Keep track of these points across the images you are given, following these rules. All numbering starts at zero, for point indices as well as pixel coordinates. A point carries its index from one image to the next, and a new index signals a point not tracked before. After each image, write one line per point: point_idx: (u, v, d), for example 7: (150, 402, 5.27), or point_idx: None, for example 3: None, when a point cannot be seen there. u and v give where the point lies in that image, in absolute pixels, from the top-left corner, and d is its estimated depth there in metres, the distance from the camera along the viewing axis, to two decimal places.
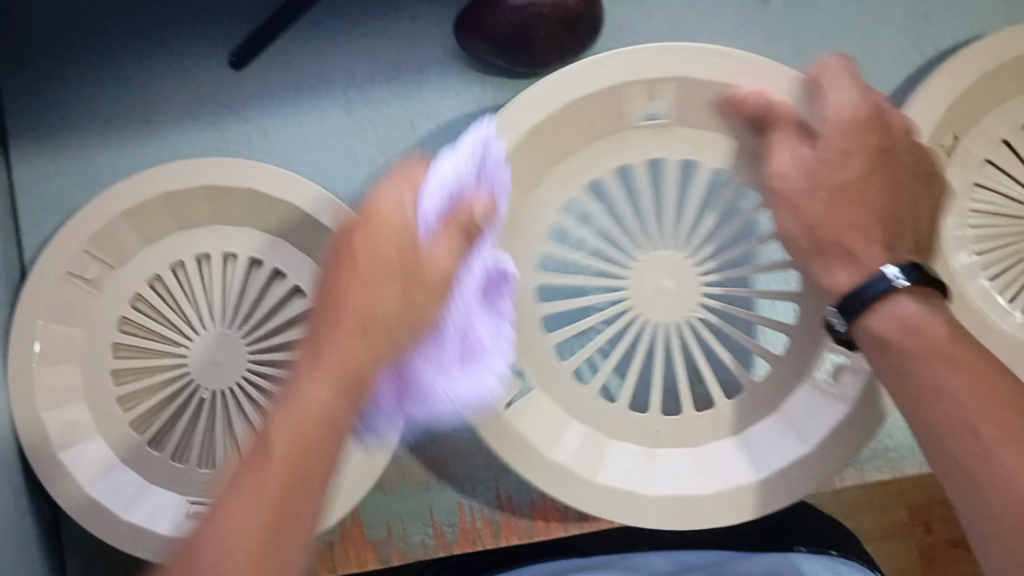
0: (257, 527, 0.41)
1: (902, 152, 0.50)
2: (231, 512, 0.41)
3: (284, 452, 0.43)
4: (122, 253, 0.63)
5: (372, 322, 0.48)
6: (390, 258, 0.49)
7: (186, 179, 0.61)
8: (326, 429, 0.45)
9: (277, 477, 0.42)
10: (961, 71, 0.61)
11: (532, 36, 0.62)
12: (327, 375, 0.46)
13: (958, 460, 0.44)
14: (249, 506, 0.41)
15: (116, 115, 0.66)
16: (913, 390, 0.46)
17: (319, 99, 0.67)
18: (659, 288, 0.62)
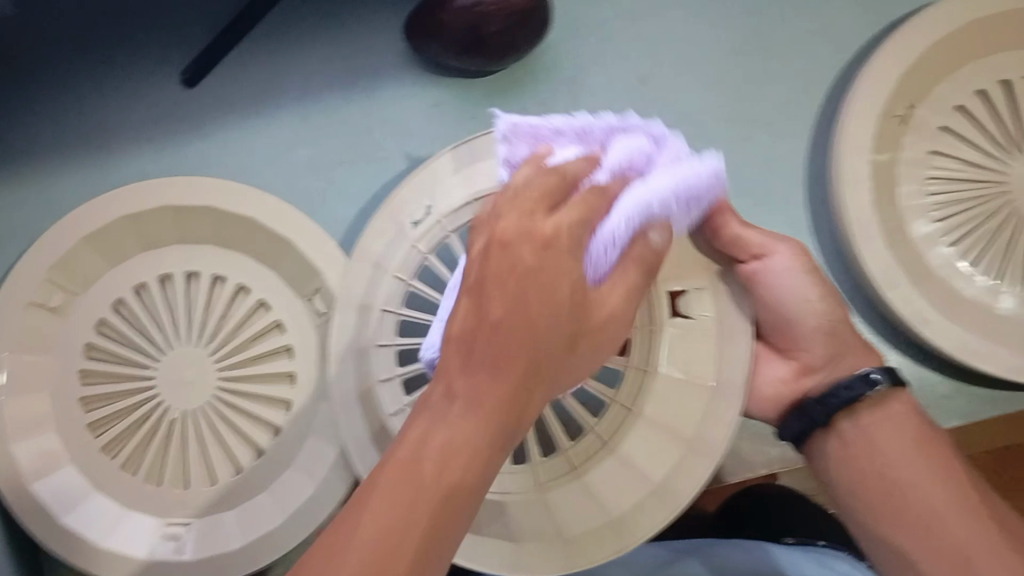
0: (447, 468, 0.33)
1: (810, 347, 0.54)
2: (455, 396, 0.35)
3: (491, 368, 0.35)
4: (85, 278, 0.63)
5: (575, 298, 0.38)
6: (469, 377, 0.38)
7: (142, 200, 0.62)
8: (504, 437, 0.35)
9: (482, 396, 0.35)
10: (910, 40, 0.61)
11: (482, 34, 0.61)
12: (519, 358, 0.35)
13: (889, 511, 0.49)
14: (455, 423, 0.34)
15: (69, 141, 0.65)
16: (858, 467, 0.50)
17: (275, 112, 0.67)
18: None
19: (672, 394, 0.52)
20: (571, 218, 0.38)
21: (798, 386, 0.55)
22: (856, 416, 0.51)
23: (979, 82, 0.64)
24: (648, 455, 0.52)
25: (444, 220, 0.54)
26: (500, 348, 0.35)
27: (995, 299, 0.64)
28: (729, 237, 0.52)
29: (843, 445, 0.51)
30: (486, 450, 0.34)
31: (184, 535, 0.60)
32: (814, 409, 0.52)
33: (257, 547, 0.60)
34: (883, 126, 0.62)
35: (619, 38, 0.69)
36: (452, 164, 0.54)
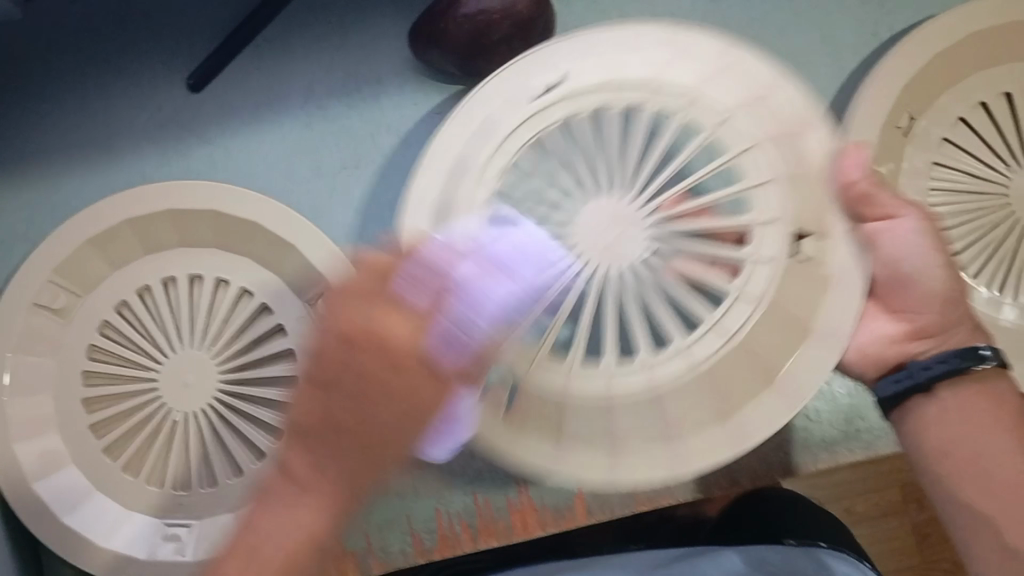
0: (292, 544, 0.47)
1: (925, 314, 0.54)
2: (305, 469, 0.48)
3: (318, 431, 0.47)
4: (87, 281, 0.64)
5: (383, 419, 0.47)
6: (374, 403, 0.47)
7: (147, 203, 0.62)
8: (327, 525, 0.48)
9: (310, 473, 0.48)
10: (914, 51, 0.61)
11: (486, 42, 0.62)
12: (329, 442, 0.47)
13: (983, 483, 0.51)
14: (303, 511, 0.48)
15: (74, 143, 0.66)
16: (954, 440, 0.52)
17: (279, 117, 0.67)
18: (624, 234, 0.52)
19: (770, 325, 0.53)
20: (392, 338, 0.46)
21: (902, 349, 0.55)
22: (955, 388, 0.53)
23: (980, 94, 0.64)
24: (723, 372, 0.54)
25: (568, 100, 0.53)
26: (356, 424, 0.47)
27: (998, 311, 0.63)
28: (865, 197, 0.52)
29: (939, 415, 0.53)
30: (314, 536, 0.48)
31: (184, 536, 0.61)
32: (917, 372, 0.53)
33: None
34: (887, 136, 0.62)
35: None
36: (581, 47, 0.53)
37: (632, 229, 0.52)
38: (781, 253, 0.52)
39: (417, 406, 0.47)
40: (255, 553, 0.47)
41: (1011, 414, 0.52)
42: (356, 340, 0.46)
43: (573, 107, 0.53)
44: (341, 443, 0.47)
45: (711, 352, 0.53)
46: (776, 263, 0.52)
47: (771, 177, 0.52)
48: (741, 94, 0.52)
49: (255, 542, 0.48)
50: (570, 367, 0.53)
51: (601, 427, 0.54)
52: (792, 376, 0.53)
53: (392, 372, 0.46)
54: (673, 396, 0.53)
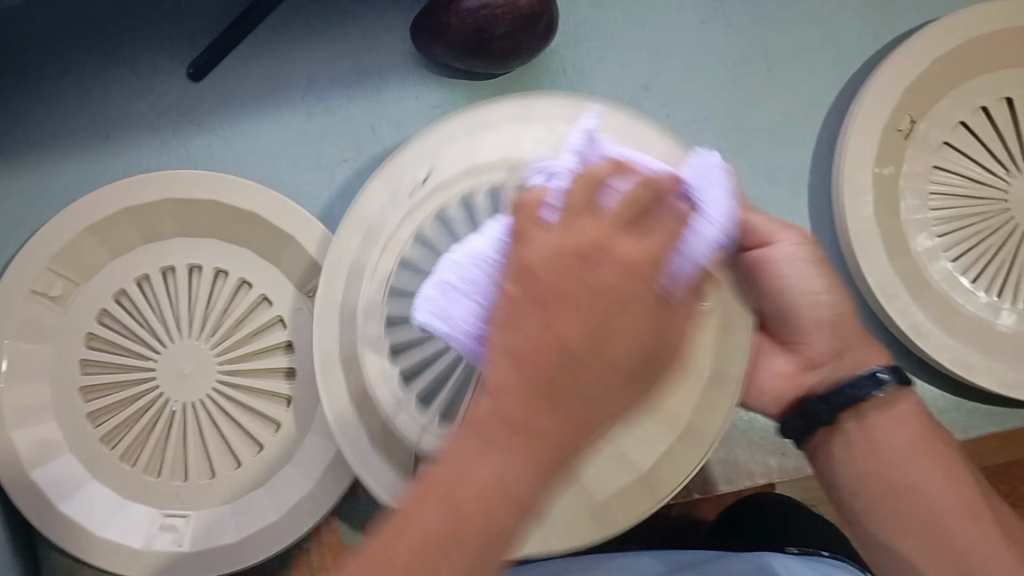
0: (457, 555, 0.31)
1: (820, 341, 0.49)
2: (496, 445, 0.32)
3: (508, 411, 0.32)
4: (87, 269, 0.64)
5: (598, 343, 0.32)
6: (594, 319, 0.32)
7: (148, 193, 0.63)
8: (525, 508, 0.33)
9: (523, 450, 0.32)
10: (914, 56, 0.61)
11: (490, 37, 0.62)
12: (540, 398, 0.32)
13: (903, 512, 0.45)
14: (502, 475, 0.32)
15: (73, 131, 0.65)
16: (867, 471, 0.47)
17: (280, 108, 0.67)
18: None
19: (686, 394, 0.50)
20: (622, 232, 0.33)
21: (799, 381, 0.50)
22: (845, 417, 0.51)
23: (981, 98, 0.64)
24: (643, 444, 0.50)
25: (461, 174, 0.51)
26: (569, 382, 0.32)
27: (994, 315, 0.64)
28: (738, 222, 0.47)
29: (848, 447, 0.47)
30: (515, 511, 0.32)
31: (181, 527, 0.61)
32: (817, 409, 0.48)
33: (249, 545, 0.60)
34: (886, 140, 0.63)
35: (624, 45, 0.69)
36: (538, 112, 0.52)
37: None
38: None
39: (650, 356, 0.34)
40: (438, 511, 0.32)
41: (911, 429, 0.47)
42: (578, 252, 0.33)
43: (470, 181, 0.51)
44: (535, 419, 0.32)
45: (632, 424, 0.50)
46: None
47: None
48: None
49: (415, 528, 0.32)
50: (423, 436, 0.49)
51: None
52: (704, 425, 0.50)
53: (610, 275, 0.32)
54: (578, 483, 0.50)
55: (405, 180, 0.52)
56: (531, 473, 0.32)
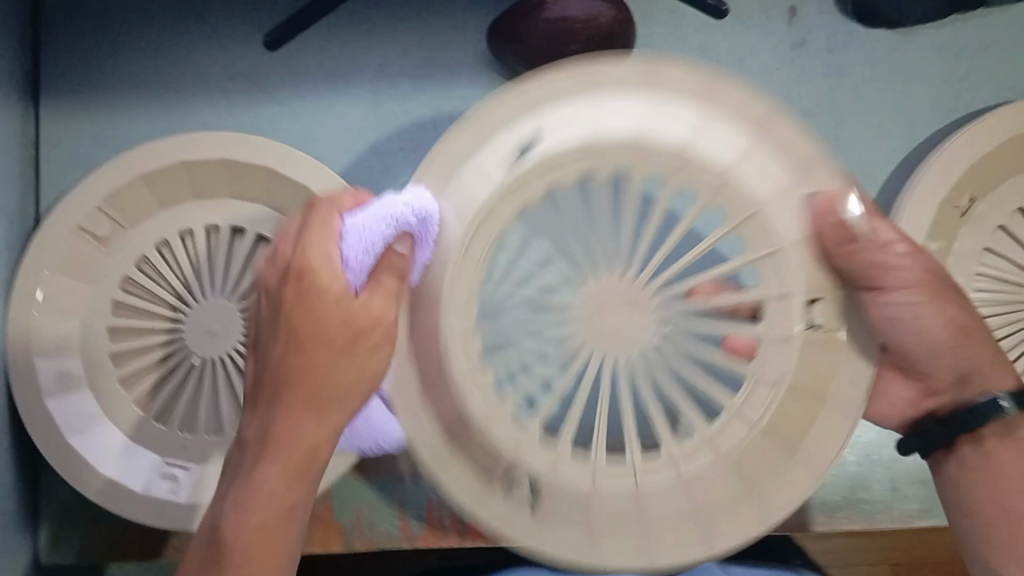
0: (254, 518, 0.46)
1: (941, 372, 0.55)
2: (282, 442, 0.46)
3: (297, 417, 0.46)
4: (135, 215, 0.65)
5: (345, 359, 0.46)
6: (331, 331, 0.45)
7: (207, 149, 0.64)
8: (284, 509, 0.46)
9: (296, 435, 0.46)
10: (977, 138, 0.61)
11: (562, 50, 0.62)
12: (306, 405, 0.46)
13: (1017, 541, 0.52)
14: (275, 461, 0.46)
15: (147, 79, 0.67)
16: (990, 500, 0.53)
17: (348, 89, 0.67)
18: (606, 321, 0.47)
19: (795, 408, 0.48)
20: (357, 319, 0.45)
21: (922, 407, 0.57)
22: (981, 443, 0.53)
23: None
24: (750, 458, 0.49)
25: (558, 156, 0.46)
26: (318, 377, 0.46)
27: None
28: (851, 256, 0.48)
29: (963, 472, 0.54)
30: (292, 505, 0.47)
31: (181, 479, 0.62)
32: (934, 432, 0.54)
33: None
34: (942, 216, 0.61)
35: None
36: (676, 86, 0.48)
37: (640, 318, 0.47)
38: (796, 326, 0.47)
39: (326, 429, 0.47)
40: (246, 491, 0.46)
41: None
42: (305, 334, 0.46)
43: (579, 157, 0.46)
44: (273, 502, 0.46)
45: (738, 440, 0.48)
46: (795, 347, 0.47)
47: (800, 286, 0.48)
48: (762, 187, 0.47)
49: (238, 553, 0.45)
50: (522, 449, 0.47)
51: (613, 527, 0.49)
52: (817, 445, 0.49)
53: (318, 364, 0.46)
54: (681, 494, 0.49)
55: (505, 144, 0.47)
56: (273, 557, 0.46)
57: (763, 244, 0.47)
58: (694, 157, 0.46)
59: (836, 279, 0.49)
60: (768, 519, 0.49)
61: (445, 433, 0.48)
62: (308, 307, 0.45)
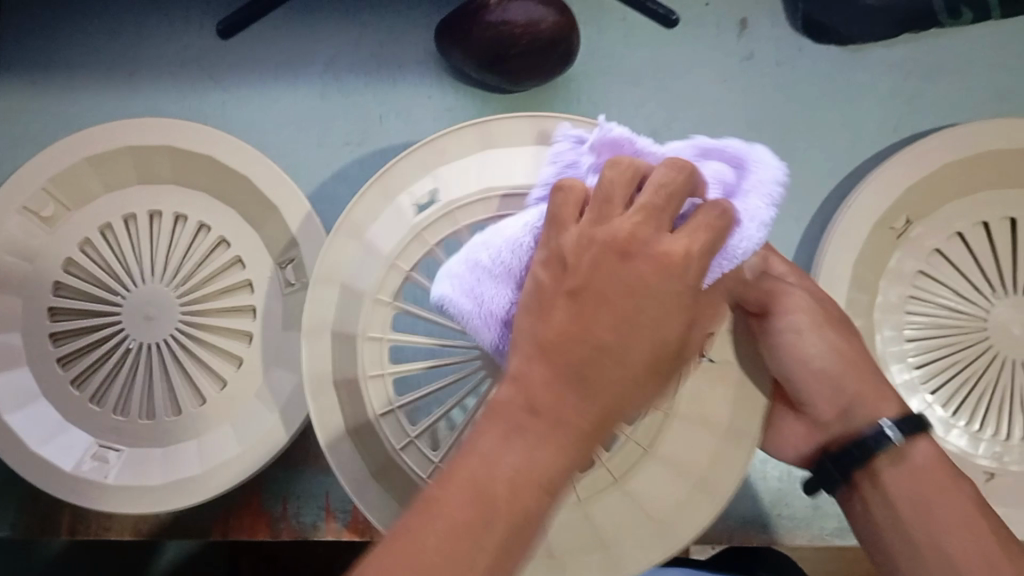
0: (460, 536, 0.30)
1: (821, 403, 0.53)
2: (518, 440, 0.32)
3: (570, 407, 0.32)
4: (81, 197, 0.66)
5: (662, 333, 0.33)
6: (639, 302, 0.32)
7: (152, 136, 0.65)
8: (535, 515, 0.32)
9: (545, 454, 0.32)
10: (919, 159, 0.61)
11: (504, 53, 0.62)
12: (583, 420, 0.32)
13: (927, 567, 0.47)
14: (508, 462, 0.32)
15: (102, 63, 0.68)
16: (910, 541, 0.48)
17: (296, 82, 0.68)
18: None
19: (691, 438, 0.50)
20: (692, 274, 0.33)
21: (814, 440, 0.55)
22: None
23: (985, 213, 0.62)
24: (657, 491, 0.50)
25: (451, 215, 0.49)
26: (613, 363, 0.32)
27: (945, 432, 0.61)
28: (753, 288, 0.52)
29: (867, 507, 0.50)
30: (531, 515, 0.32)
31: (111, 460, 0.63)
32: (829, 467, 0.52)
33: (182, 490, 0.61)
34: (877, 237, 0.62)
35: (642, 83, 0.66)
36: None
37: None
38: (694, 358, 0.49)
39: (591, 437, 0.33)
40: (453, 479, 0.32)
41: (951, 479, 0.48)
42: (573, 281, 0.33)
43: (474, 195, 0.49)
44: (495, 544, 0.31)
45: (637, 467, 0.50)
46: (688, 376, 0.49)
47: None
48: None
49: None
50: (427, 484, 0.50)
51: (567, 557, 0.49)
52: (717, 482, 0.49)
53: (613, 354, 0.32)
54: (590, 533, 0.50)
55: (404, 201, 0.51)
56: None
57: None
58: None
59: None
60: (674, 544, 0.49)
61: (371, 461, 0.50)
62: (605, 247, 0.33)
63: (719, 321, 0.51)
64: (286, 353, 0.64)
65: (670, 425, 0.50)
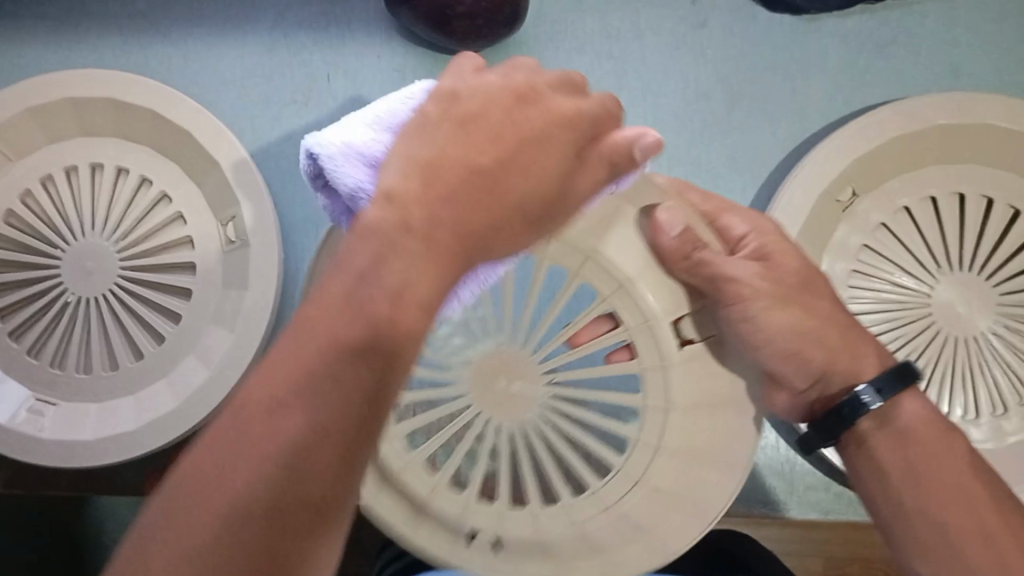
0: (341, 409, 0.31)
1: (794, 378, 0.52)
2: (377, 279, 0.33)
3: (425, 230, 0.34)
4: (23, 147, 0.65)
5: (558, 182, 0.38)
6: (530, 167, 0.37)
7: (90, 84, 0.64)
8: (414, 339, 0.34)
9: (420, 281, 0.34)
10: (868, 130, 0.59)
11: (449, 14, 0.61)
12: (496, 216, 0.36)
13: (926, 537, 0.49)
14: (358, 323, 0.32)
15: (47, 14, 0.67)
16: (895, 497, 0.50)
17: (244, 38, 0.67)
18: (505, 388, 0.51)
19: (689, 424, 0.51)
20: (578, 134, 0.38)
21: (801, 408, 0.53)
22: (864, 440, 0.51)
23: (931, 188, 0.62)
24: (673, 481, 0.51)
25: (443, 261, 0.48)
26: (533, 189, 0.37)
27: None
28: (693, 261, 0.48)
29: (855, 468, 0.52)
30: (411, 343, 0.33)
31: (47, 414, 0.62)
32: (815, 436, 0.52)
33: (116, 443, 0.60)
34: (822, 209, 0.61)
35: (594, 48, 0.65)
36: None
37: (529, 381, 0.51)
38: (671, 350, 0.50)
39: (468, 257, 0.36)
40: (307, 352, 0.32)
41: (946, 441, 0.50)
42: (435, 178, 0.35)
43: None
44: (368, 378, 0.32)
45: (653, 464, 0.51)
46: (672, 367, 0.50)
47: (658, 312, 0.49)
48: (623, 255, 0.49)
49: (231, 436, 0.31)
50: (467, 513, 0.50)
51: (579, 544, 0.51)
52: (722, 451, 0.51)
53: (537, 193, 0.37)
54: (623, 522, 0.51)
55: None
56: (336, 470, 0.31)
57: (637, 320, 0.50)
58: (599, 258, 0.48)
59: (678, 295, 0.50)
60: (706, 514, 0.51)
61: (406, 504, 0.49)
62: (500, 124, 0.37)
63: (680, 304, 0.50)
64: (230, 308, 0.63)
65: (663, 418, 0.50)
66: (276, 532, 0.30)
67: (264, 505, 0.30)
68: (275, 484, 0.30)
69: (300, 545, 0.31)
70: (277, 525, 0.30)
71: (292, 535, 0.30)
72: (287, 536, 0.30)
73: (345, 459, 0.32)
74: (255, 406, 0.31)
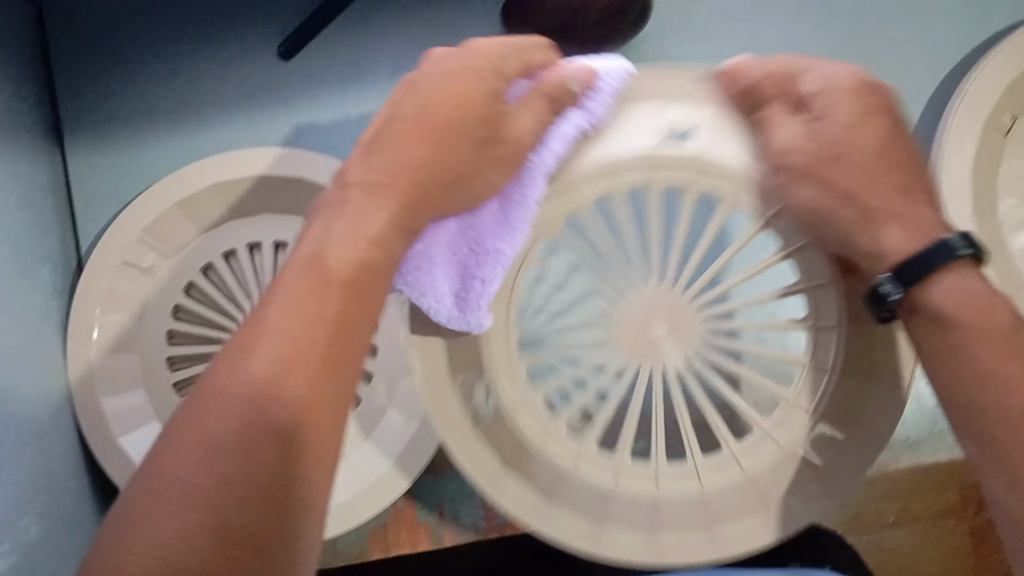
0: (300, 363, 0.35)
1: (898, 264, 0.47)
2: (280, 324, 0.36)
3: (340, 279, 0.38)
4: (176, 243, 0.65)
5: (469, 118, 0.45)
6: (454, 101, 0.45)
7: (233, 169, 0.63)
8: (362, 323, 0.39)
9: (332, 304, 0.37)
10: (1018, 54, 0.60)
11: (581, 22, 0.61)
12: (388, 207, 0.42)
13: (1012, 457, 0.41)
14: (292, 330, 0.36)
15: (167, 109, 0.67)
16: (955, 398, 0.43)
17: (368, 86, 0.67)
18: (653, 334, 0.48)
19: (851, 379, 0.48)
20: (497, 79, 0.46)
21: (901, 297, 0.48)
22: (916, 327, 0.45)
23: None
24: (818, 441, 0.49)
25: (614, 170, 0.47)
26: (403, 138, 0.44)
27: None
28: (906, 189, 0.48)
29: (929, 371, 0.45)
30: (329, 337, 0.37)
31: None
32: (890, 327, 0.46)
33: (342, 515, 0.59)
34: (986, 138, 0.61)
35: None
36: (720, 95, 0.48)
37: (680, 334, 0.48)
38: (841, 302, 0.48)
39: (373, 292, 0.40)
40: (219, 385, 0.34)
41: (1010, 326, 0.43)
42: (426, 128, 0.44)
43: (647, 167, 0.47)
44: (332, 308, 0.37)
45: (801, 426, 0.49)
46: (841, 323, 0.48)
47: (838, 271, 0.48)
48: None
49: (193, 408, 0.34)
50: (582, 468, 0.49)
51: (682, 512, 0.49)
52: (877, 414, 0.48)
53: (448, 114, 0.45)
54: (751, 497, 0.49)
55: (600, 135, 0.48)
56: (272, 447, 0.33)
57: (815, 275, 0.48)
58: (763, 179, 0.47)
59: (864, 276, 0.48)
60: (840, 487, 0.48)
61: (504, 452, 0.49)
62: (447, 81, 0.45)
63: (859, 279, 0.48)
64: None
65: (825, 379, 0.49)
66: (268, 458, 0.33)
67: (258, 426, 0.33)
68: (244, 421, 0.33)
69: (298, 482, 0.33)
70: (266, 461, 0.33)
71: (262, 472, 0.32)
72: (290, 471, 0.33)
73: (294, 431, 0.34)
74: (218, 374, 0.35)
